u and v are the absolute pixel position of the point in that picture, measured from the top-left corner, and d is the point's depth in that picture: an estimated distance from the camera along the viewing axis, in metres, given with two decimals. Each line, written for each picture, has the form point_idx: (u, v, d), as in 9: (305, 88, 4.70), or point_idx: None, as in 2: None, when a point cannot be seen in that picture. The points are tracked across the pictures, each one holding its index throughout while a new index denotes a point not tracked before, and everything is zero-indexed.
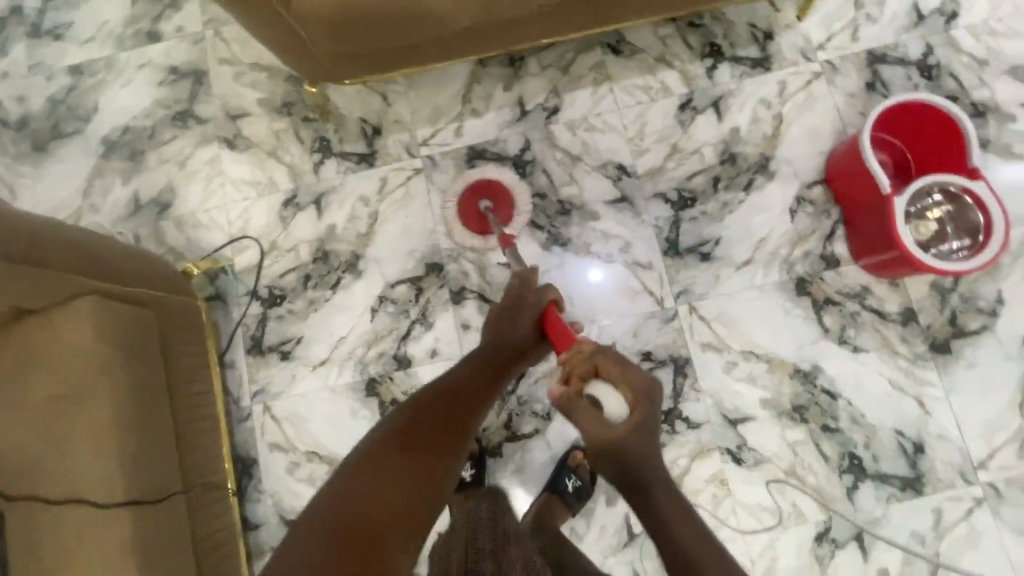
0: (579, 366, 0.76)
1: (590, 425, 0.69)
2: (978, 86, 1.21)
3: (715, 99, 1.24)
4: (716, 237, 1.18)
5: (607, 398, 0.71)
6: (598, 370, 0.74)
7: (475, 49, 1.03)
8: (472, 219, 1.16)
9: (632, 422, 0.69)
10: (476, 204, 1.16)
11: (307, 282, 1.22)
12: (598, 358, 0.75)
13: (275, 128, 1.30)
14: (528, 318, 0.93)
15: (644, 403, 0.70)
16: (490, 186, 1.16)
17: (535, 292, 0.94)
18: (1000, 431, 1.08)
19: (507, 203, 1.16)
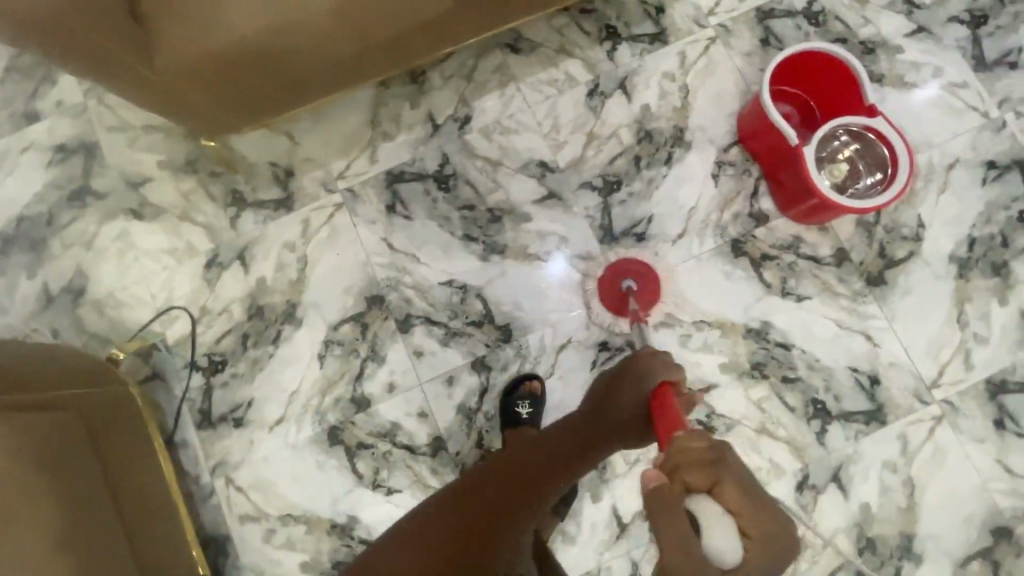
0: (694, 471, 0.54)
1: (677, 544, 0.48)
2: (863, 25, 1.25)
3: (621, 80, 1.24)
4: (647, 216, 1.19)
5: (716, 530, 0.49)
6: (715, 487, 0.52)
7: (366, 75, 0.99)
8: (612, 295, 1.16)
9: (737, 574, 0.48)
10: (620, 284, 1.16)
11: (246, 341, 1.17)
12: (721, 471, 0.53)
13: (183, 189, 1.24)
14: (635, 397, 0.79)
15: (771, 552, 0.49)
16: (634, 267, 1.16)
17: (660, 368, 0.81)
18: (944, 347, 1.12)
19: (648, 281, 1.16)
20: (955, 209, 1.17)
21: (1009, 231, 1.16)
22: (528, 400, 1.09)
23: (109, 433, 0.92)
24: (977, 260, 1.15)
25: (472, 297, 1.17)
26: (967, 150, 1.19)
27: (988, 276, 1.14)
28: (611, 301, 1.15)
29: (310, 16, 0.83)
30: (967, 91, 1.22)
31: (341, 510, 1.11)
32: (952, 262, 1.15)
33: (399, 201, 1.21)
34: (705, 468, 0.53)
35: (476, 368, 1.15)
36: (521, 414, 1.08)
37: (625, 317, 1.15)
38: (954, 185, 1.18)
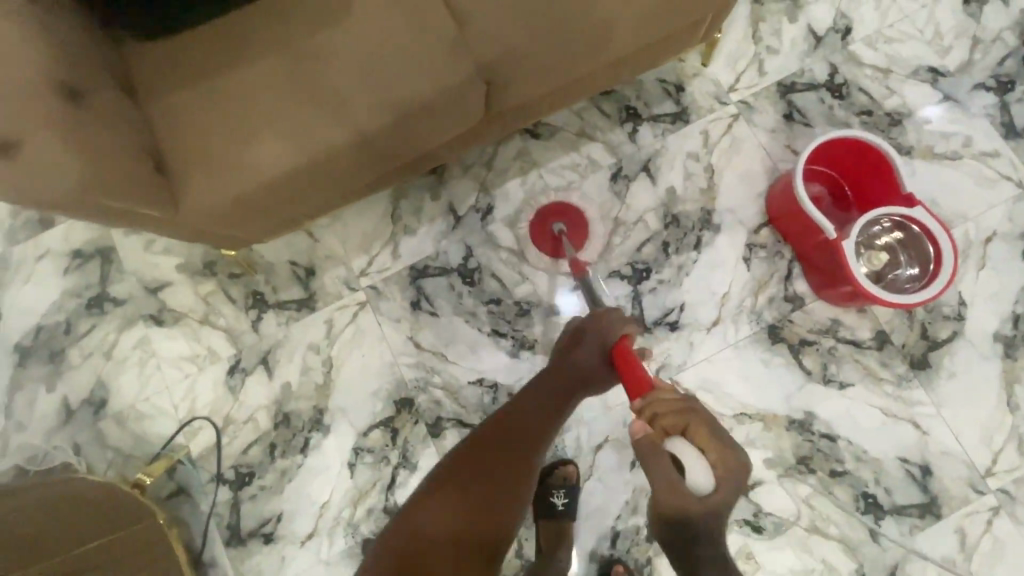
0: (666, 417, 0.63)
1: (663, 482, 0.56)
2: (889, 95, 1.23)
3: (645, 162, 1.22)
4: (680, 303, 1.16)
5: (695, 467, 0.56)
6: (686, 427, 0.61)
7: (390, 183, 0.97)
8: (545, 239, 1.20)
9: (713, 503, 0.54)
10: (550, 226, 1.20)
11: (273, 451, 1.14)
12: (691, 415, 0.61)
13: (203, 292, 1.21)
14: (599, 348, 0.88)
15: (734, 479, 0.55)
16: (559, 207, 1.21)
17: (615, 327, 0.89)
18: (996, 433, 1.08)
19: (577, 223, 1.20)
20: (996, 285, 1.14)
21: None
22: (562, 491, 1.06)
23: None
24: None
25: (504, 396, 1.14)
26: (1004, 223, 1.17)
27: None
28: (542, 244, 1.19)
29: (339, 146, 0.80)
30: (999, 160, 1.19)
31: None
32: (997, 341, 1.12)
33: (424, 298, 1.18)
34: (676, 414, 0.62)
35: None
36: (556, 505, 1.06)
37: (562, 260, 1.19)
38: (994, 260, 1.15)
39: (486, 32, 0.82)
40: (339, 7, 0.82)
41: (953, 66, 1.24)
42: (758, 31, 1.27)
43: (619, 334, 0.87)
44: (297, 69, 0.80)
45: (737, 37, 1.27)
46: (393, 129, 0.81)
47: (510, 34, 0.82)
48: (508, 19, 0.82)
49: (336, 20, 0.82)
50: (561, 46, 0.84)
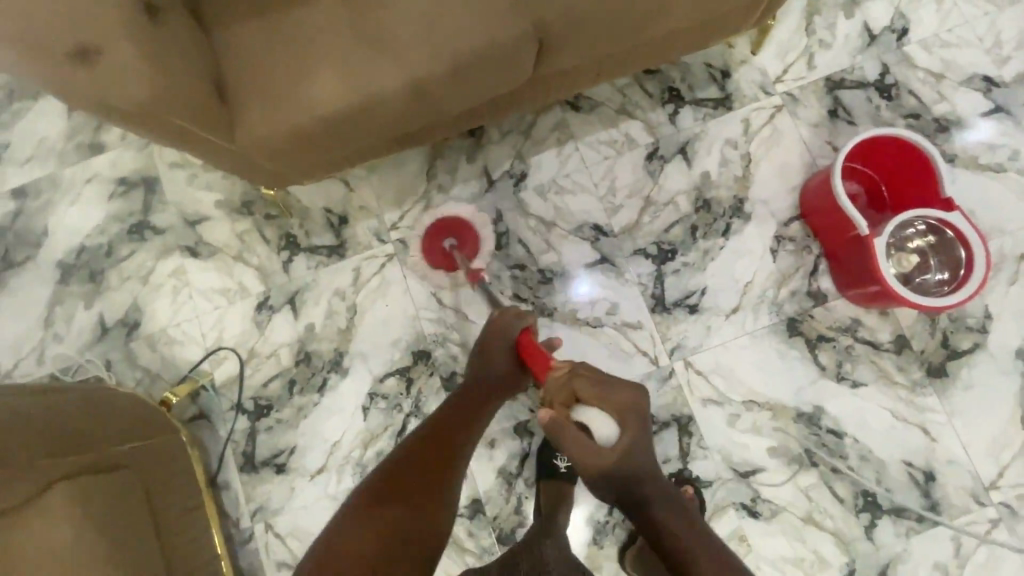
0: (560, 395, 0.78)
1: (576, 446, 0.71)
2: (939, 101, 1.21)
3: (682, 145, 1.22)
4: (702, 287, 1.17)
5: (596, 421, 0.72)
6: (576, 394, 0.77)
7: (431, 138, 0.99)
8: (438, 256, 1.19)
9: (622, 443, 0.71)
10: (441, 243, 1.20)
11: (292, 387, 1.18)
12: (574, 385, 0.77)
13: (239, 230, 1.25)
14: (504, 348, 0.94)
15: (630, 420, 0.73)
16: (445, 224, 1.20)
17: (517, 318, 0.95)
18: (1006, 448, 1.08)
19: (466, 236, 1.19)
20: None
21: None
22: (566, 454, 1.09)
23: (155, 487, 0.92)
24: None
25: None
26: None
27: None
28: (434, 262, 1.20)
29: (387, 93, 0.82)
30: None
31: None
32: (1019, 357, 1.11)
33: (450, 256, 1.21)
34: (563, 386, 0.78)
35: (518, 432, 1.14)
36: (559, 466, 1.08)
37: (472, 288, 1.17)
38: None
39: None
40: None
41: (1009, 76, 1.22)
42: (812, 24, 1.26)
43: (520, 329, 0.94)
44: (358, 13, 0.82)
45: (789, 28, 1.26)
46: (441, 82, 0.83)
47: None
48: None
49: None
50: (620, 12, 0.84)
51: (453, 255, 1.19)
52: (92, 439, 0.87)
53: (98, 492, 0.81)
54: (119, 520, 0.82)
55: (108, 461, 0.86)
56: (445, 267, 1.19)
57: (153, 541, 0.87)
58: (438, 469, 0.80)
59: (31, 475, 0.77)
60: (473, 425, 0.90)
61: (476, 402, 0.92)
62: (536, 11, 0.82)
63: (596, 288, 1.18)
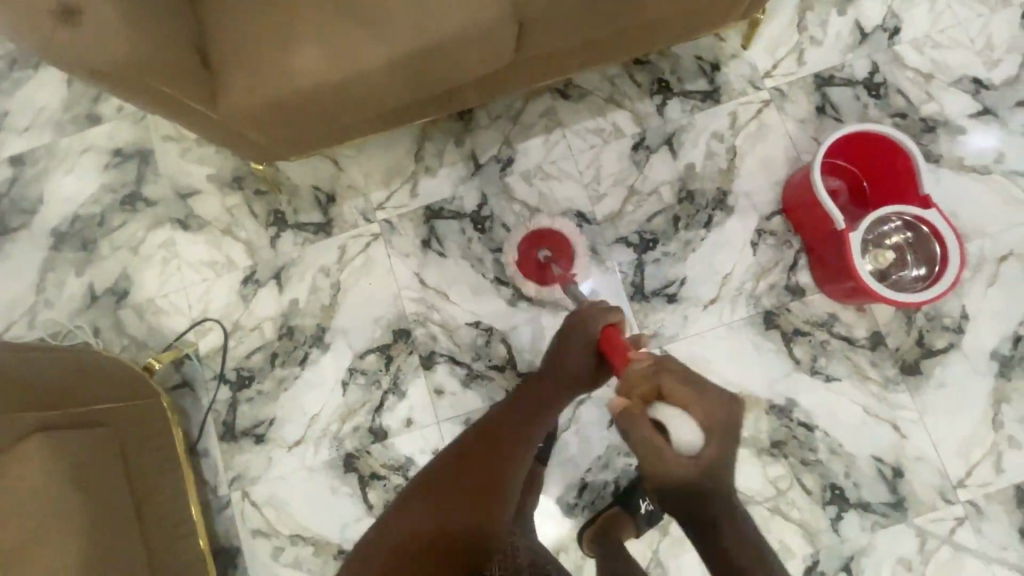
0: (641, 386, 0.73)
1: (652, 448, 0.66)
2: (927, 101, 1.21)
3: (669, 136, 1.23)
4: (681, 277, 1.18)
5: (680, 425, 0.66)
6: (661, 391, 0.71)
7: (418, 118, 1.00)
8: (530, 267, 1.19)
9: (706, 453, 0.65)
10: (534, 254, 1.20)
11: (274, 360, 1.20)
12: (659, 380, 0.71)
13: (228, 205, 1.27)
14: (583, 345, 0.92)
15: (718, 428, 0.67)
16: (548, 233, 1.20)
17: (599, 316, 0.92)
18: (976, 447, 1.09)
19: (562, 247, 1.19)
20: (1002, 304, 1.13)
21: None
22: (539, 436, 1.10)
23: (129, 447, 0.95)
24: (1021, 360, 1.11)
25: (497, 340, 1.18)
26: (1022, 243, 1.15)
27: None
28: (528, 272, 1.19)
29: (368, 69, 0.83)
30: None
31: (350, 537, 1.13)
32: (993, 358, 1.11)
33: (435, 238, 1.23)
34: (647, 380, 0.72)
35: None
36: None
37: (552, 283, 1.19)
38: (1005, 279, 1.14)
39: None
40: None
41: (999, 79, 1.22)
42: (804, 20, 1.26)
43: (605, 325, 0.90)
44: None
45: (781, 24, 1.26)
46: (420, 60, 0.84)
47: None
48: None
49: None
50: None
51: (545, 266, 1.19)
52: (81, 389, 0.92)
53: (75, 442, 0.85)
54: (97, 466, 0.87)
55: (84, 418, 0.89)
56: (534, 279, 1.18)
57: (122, 500, 0.90)
58: (493, 458, 0.82)
59: (5, 423, 0.80)
60: (537, 426, 0.91)
61: (541, 396, 0.94)
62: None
63: (591, 283, 1.19)
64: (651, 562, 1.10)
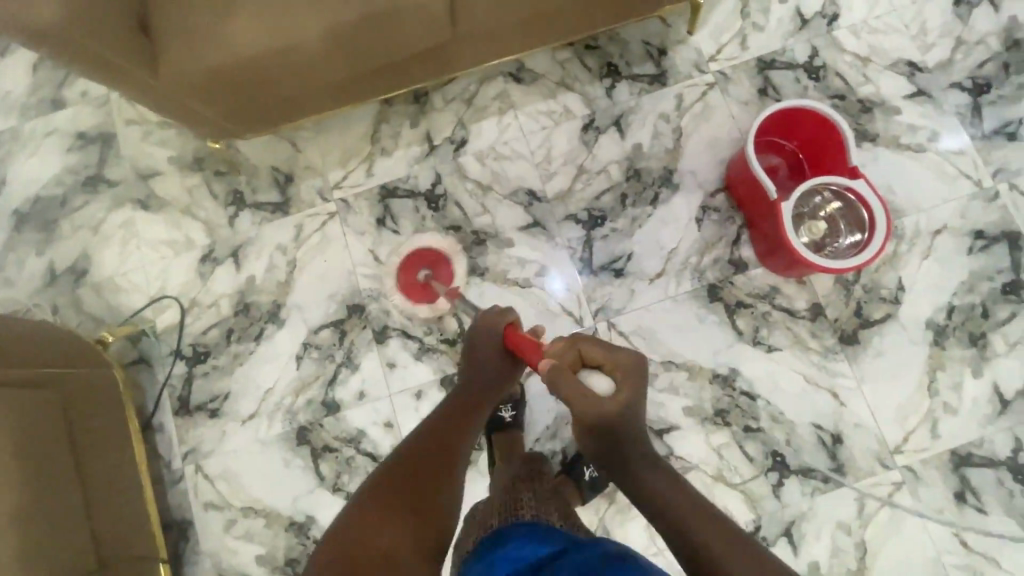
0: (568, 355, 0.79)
1: (581, 401, 0.73)
2: (864, 84, 1.26)
3: (617, 117, 1.27)
4: (628, 252, 1.21)
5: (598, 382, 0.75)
6: (580, 356, 0.79)
7: (367, 91, 1.04)
8: (415, 290, 1.21)
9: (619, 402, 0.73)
10: (416, 275, 1.22)
11: (229, 336, 1.22)
12: (580, 345, 0.79)
13: (188, 185, 1.30)
14: (489, 349, 0.92)
15: (628, 382, 0.75)
16: (425, 255, 1.23)
17: (498, 316, 0.93)
18: (912, 413, 1.12)
19: (439, 265, 1.23)
20: (937, 276, 1.17)
21: (990, 304, 1.15)
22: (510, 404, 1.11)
23: (83, 409, 0.99)
24: (955, 329, 1.14)
25: (449, 315, 1.20)
26: (955, 217, 1.19)
27: (964, 346, 1.14)
28: (423, 296, 1.21)
29: (304, 39, 0.87)
30: (962, 158, 1.22)
31: (302, 509, 1.14)
32: (928, 328, 1.15)
33: (389, 216, 1.25)
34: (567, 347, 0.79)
35: (445, 385, 1.17)
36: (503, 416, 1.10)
37: (439, 302, 1.20)
38: (939, 252, 1.18)
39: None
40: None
41: (932, 62, 1.27)
42: (747, 7, 1.31)
43: (502, 327, 0.92)
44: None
45: (724, 11, 1.31)
46: (355, 32, 0.88)
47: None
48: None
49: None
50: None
51: (428, 285, 1.21)
52: (52, 345, 1.00)
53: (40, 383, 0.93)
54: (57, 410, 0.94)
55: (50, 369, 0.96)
56: (422, 301, 1.21)
57: (73, 456, 0.94)
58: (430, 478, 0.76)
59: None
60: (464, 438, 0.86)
61: (465, 404, 0.90)
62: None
63: (571, 282, 1.20)
64: (598, 529, 1.12)
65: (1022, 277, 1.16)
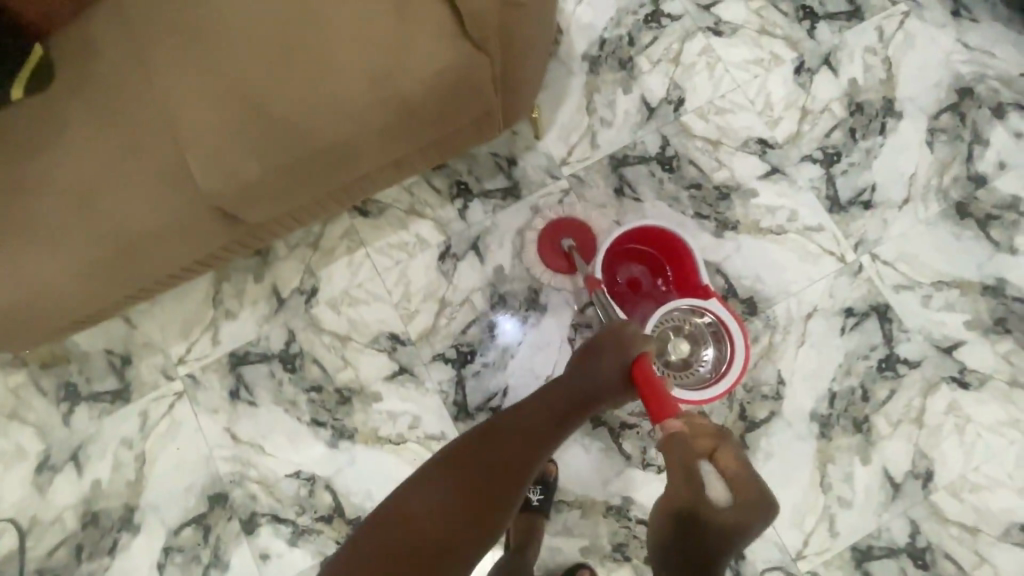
0: (701, 437, 0.66)
1: (677, 486, 0.63)
2: (718, 168, 1.23)
3: (474, 240, 1.20)
4: (503, 387, 1.14)
5: (714, 486, 0.61)
6: (715, 453, 0.64)
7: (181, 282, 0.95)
8: (558, 258, 1.18)
9: (722, 519, 0.58)
10: (559, 243, 1.18)
11: (79, 554, 1.09)
12: (722, 441, 0.65)
13: (12, 385, 1.15)
14: (614, 360, 0.86)
15: (751, 510, 0.58)
16: (569, 224, 1.20)
17: (631, 339, 0.86)
18: (809, 514, 1.09)
19: (587, 241, 1.19)
20: (815, 362, 1.14)
21: (870, 384, 1.13)
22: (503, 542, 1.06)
23: None
24: (839, 416, 1.12)
25: (321, 488, 1.11)
26: (824, 297, 1.17)
27: (850, 434, 1.12)
28: (556, 265, 1.18)
29: (55, 280, 0.78)
30: (823, 234, 1.20)
31: None
32: (814, 420, 1.12)
33: (243, 386, 1.15)
34: (709, 436, 0.65)
35: (326, 569, 1.08)
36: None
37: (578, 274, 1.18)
38: (813, 336, 1.16)
39: (205, 143, 0.77)
40: (57, 122, 0.78)
41: (782, 136, 1.25)
42: (591, 102, 1.26)
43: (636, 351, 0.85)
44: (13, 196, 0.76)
45: (570, 109, 1.26)
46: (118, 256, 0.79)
47: (232, 156, 0.77)
48: (227, 136, 0.77)
49: (55, 141, 0.77)
50: (295, 167, 0.80)
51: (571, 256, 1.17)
52: None
53: None
54: None
55: None
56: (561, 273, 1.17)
57: None
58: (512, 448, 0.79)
59: None
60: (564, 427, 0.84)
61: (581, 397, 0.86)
62: (198, 174, 0.77)
63: (449, 428, 1.13)
64: None
65: (896, 351, 1.15)
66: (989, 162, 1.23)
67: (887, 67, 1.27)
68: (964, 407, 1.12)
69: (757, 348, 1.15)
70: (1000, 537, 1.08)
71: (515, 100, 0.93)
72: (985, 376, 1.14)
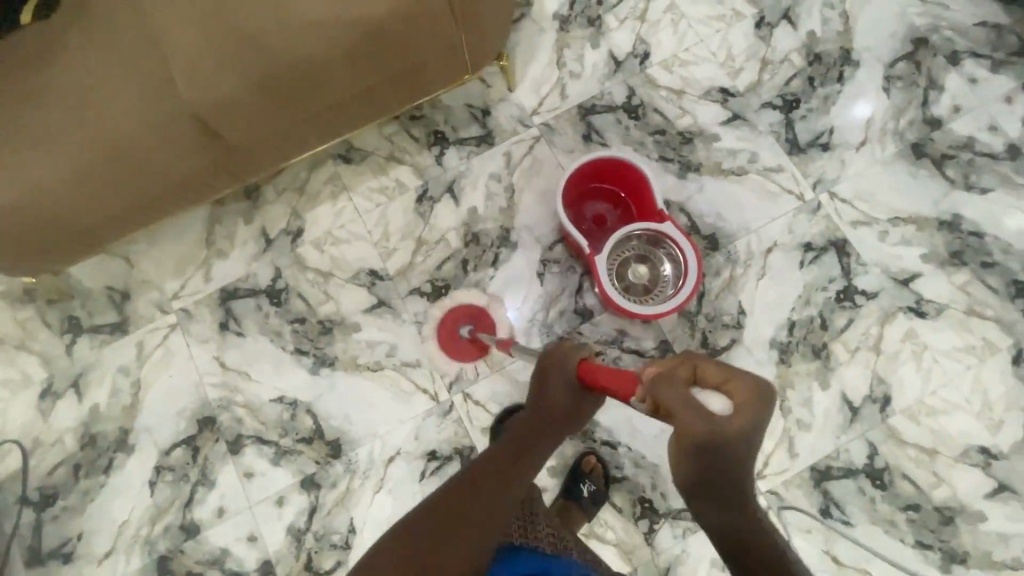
0: (676, 366, 0.60)
1: (680, 416, 0.55)
2: (682, 115, 1.30)
3: (449, 184, 1.27)
4: (475, 318, 1.21)
5: (711, 399, 0.56)
6: (696, 372, 0.58)
7: (176, 209, 1.04)
8: (465, 352, 1.19)
9: (739, 428, 0.53)
10: (457, 332, 1.19)
11: (77, 473, 1.16)
12: (694, 360, 0.59)
13: (19, 319, 1.23)
14: (564, 384, 0.83)
15: (756, 406, 0.54)
16: (462, 310, 1.21)
17: (571, 353, 0.84)
18: (769, 437, 1.13)
19: (482, 318, 1.20)
20: (774, 294, 1.19)
21: (828, 315, 1.18)
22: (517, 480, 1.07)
23: None
24: (798, 344, 1.17)
25: (303, 412, 1.17)
26: (784, 234, 1.22)
27: (809, 360, 1.16)
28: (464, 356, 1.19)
29: (50, 182, 0.86)
30: (783, 175, 1.26)
31: None
32: (773, 347, 1.17)
33: (232, 318, 1.22)
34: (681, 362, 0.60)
35: (306, 486, 1.14)
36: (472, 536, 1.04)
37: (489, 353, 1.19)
38: (773, 269, 1.20)
39: (192, 62, 0.86)
40: (60, 41, 0.87)
41: (743, 86, 1.31)
42: (562, 57, 1.33)
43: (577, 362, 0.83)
44: (19, 105, 0.85)
45: (541, 63, 1.33)
46: (102, 163, 0.87)
47: (216, 76, 0.86)
48: (212, 57, 0.86)
49: (58, 56, 0.87)
50: (269, 88, 0.89)
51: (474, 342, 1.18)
52: None
53: None
54: None
55: None
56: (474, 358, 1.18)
57: None
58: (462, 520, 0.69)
59: None
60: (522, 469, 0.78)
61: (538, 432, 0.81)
62: (185, 92, 0.87)
63: (424, 356, 1.19)
64: None
65: (853, 283, 1.19)
66: (944, 106, 1.28)
67: (845, 20, 1.33)
68: (921, 335, 1.16)
69: (719, 281, 1.20)
70: (958, 458, 1.11)
71: (484, 39, 1.01)
72: (941, 306, 1.17)
